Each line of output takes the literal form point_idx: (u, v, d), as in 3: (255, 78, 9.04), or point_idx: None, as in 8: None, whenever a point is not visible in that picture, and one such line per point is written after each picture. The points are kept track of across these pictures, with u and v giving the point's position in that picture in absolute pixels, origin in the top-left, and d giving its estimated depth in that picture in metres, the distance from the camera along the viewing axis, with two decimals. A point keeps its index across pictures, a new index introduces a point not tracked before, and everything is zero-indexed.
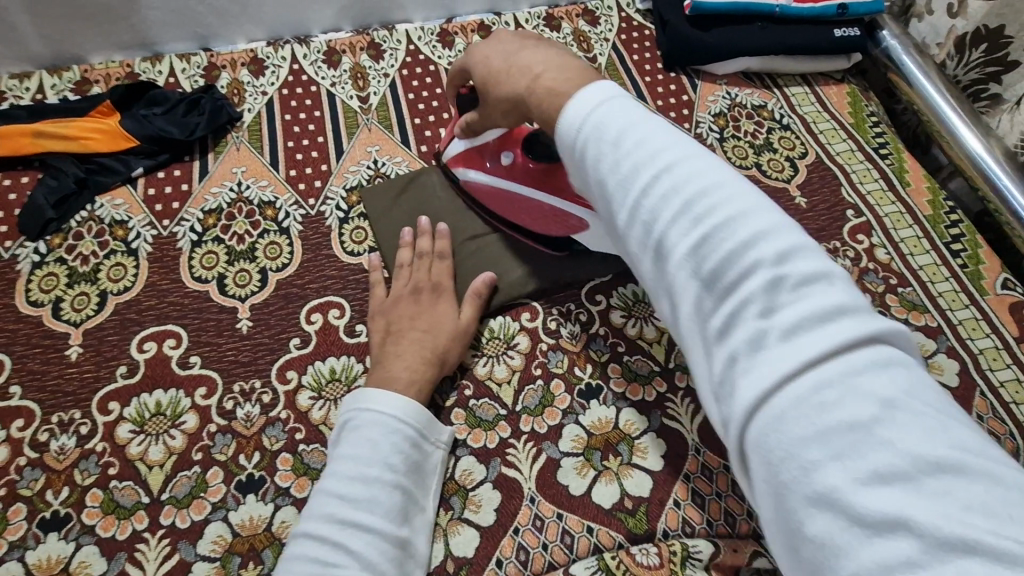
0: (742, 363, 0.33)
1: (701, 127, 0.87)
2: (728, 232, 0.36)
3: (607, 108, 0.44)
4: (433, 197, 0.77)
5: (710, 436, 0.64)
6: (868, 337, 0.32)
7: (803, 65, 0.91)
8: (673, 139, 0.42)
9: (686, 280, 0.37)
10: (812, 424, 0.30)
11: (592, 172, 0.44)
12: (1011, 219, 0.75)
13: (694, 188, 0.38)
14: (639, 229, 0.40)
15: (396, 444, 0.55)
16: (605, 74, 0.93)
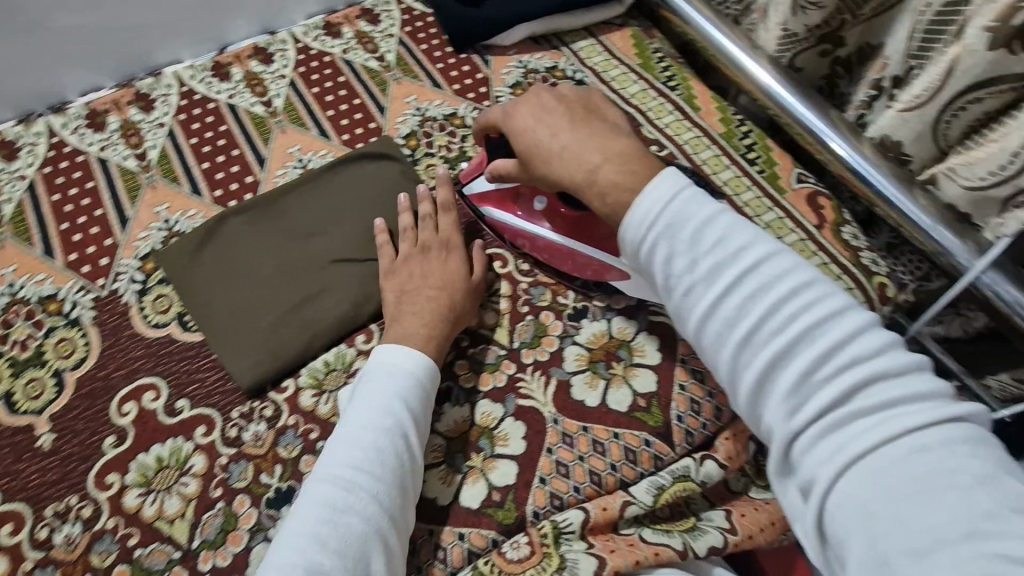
0: (841, 416, 0.43)
1: (500, 102, 0.87)
2: (802, 318, 0.46)
3: (681, 203, 0.51)
4: (239, 243, 0.71)
5: (565, 402, 0.64)
6: (958, 416, 0.41)
7: (583, 18, 0.93)
8: (742, 235, 0.50)
9: (757, 355, 0.47)
10: (851, 455, 0.42)
11: (656, 262, 0.52)
12: (788, 119, 0.76)
13: (799, 289, 0.47)
14: (714, 318, 0.49)
15: (404, 397, 0.57)
16: (396, 70, 0.90)
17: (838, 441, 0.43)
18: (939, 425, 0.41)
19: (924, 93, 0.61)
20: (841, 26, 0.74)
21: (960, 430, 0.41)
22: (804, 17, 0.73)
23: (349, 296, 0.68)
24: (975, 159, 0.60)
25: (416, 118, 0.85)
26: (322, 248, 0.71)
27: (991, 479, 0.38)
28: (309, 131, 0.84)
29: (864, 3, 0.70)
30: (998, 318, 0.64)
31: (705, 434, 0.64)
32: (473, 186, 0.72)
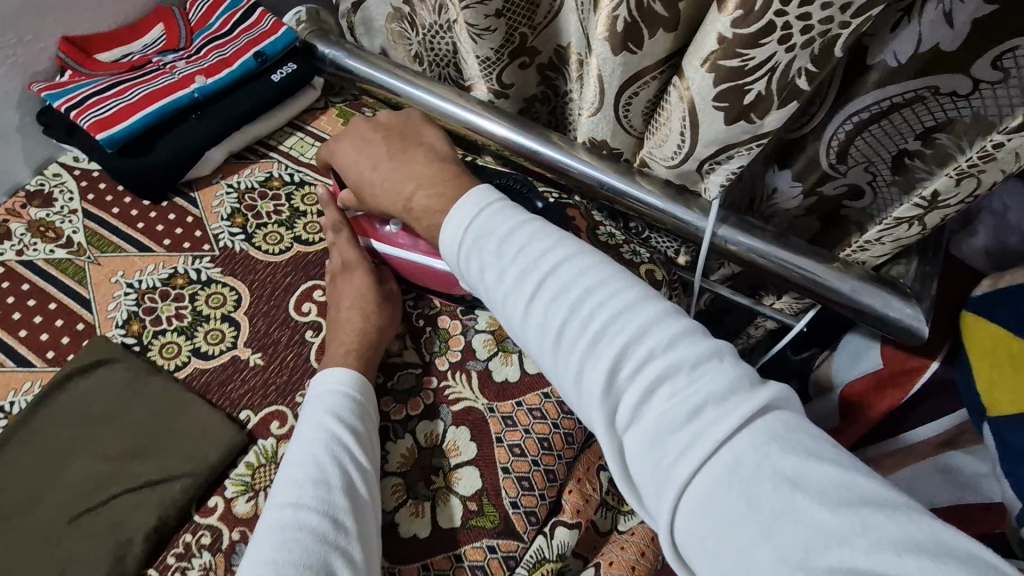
0: (656, 410, 0.44)
1: (222, 242, 0.69)
2: (612, 321, 0.47)
3: (485, 219, 0.52)
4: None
5: (395, 547, 0.59)
6: (759, 406, 0.43)
7: (261, 126, 0.74)
8: (554, 244, 0.50)
9: (572, 360, 0.48)
10: (670, 452, 0.43)
11: (474, 275, 0.52)
12: (515, 156, 0.67)
13: (597, 295, 0.48)
14: (530, 325, 0.50)
15: (342, 407, 0.57)
16: (90, 251, 0.68)
17: (654, 437, 0.44)
18: (745, 423, 0.42)
19: (594, 101, 0.57)
20: (525, 39, 0.62)
21: (764, 423, 0.43)
22: (484, 44, 0.61)
23: (96, 561, 0.52)
24: (660, 140, 0.58)
25: None
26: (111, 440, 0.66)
27: (797, 474, 0.40)
28: None
29: (534, 13, 0.60)
30: (749, 267, 0.66)
31: (546, 504, 0.62)
32: None
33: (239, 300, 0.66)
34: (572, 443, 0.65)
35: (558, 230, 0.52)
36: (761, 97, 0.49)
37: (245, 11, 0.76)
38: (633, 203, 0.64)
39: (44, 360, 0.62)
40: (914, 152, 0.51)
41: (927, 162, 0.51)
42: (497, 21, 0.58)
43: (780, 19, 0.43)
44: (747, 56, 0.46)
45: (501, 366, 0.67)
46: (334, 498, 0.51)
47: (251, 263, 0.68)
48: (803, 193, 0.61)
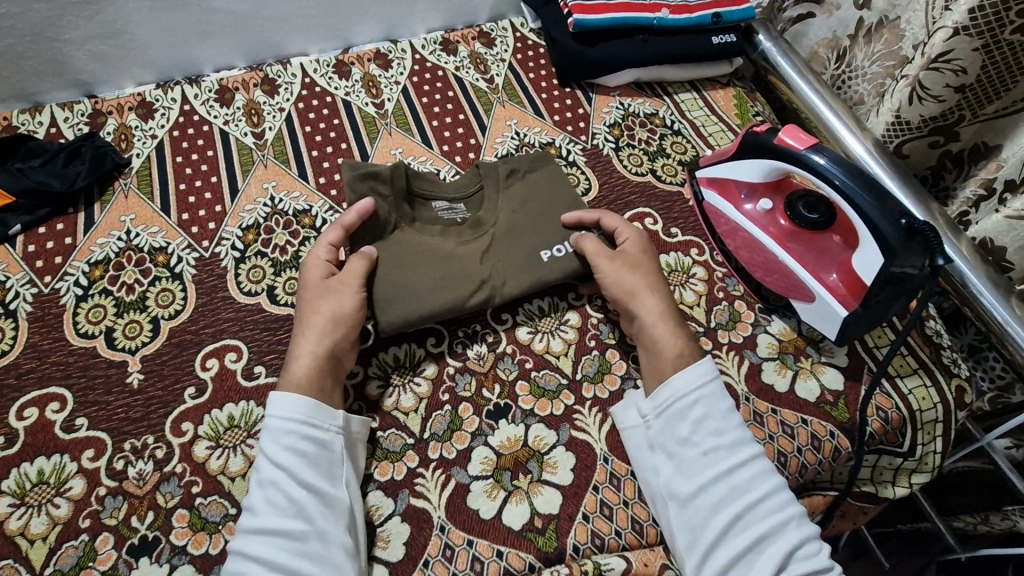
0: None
1: (597, 139, 0.90)
2: (775, 526, 0.55)
3: (702, 397, 0.60)
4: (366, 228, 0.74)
5: (618, 443, 0.65)
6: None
7: (688, 73, 0.95)
8: (750, 444, 0.59)
9: (734, 540, 0.55)
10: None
11: (676, 440, 0.59)
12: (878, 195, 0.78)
13: (772, 493, 0.56)
14: (708, 493, 0.56)
15: (294, 448, 0.56)
16: (502, 93, 0.94)
17: None
18: None
19: None
20: (958, 121, 0.73)
21: None
22: (921, 107, 0.73)
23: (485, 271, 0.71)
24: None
25: (514, 142, 0.89)
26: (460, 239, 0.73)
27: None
28: (412, 137, 0.89)
29: (988, 103, 0.70)
30: None
31: None
32: (709, 170, 0.78)
33: (589, 181, 0.85)
34: (802, 476, 0.65)
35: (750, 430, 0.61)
36: None
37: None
38: (981, 306, 0.69)
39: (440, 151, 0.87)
40: None
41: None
42: (952, 94, 0.70)
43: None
44: None
45: (772, 372, 0.70)
46: (331, 503, 0.56)
47: (613, 167, 0.87)
48: None
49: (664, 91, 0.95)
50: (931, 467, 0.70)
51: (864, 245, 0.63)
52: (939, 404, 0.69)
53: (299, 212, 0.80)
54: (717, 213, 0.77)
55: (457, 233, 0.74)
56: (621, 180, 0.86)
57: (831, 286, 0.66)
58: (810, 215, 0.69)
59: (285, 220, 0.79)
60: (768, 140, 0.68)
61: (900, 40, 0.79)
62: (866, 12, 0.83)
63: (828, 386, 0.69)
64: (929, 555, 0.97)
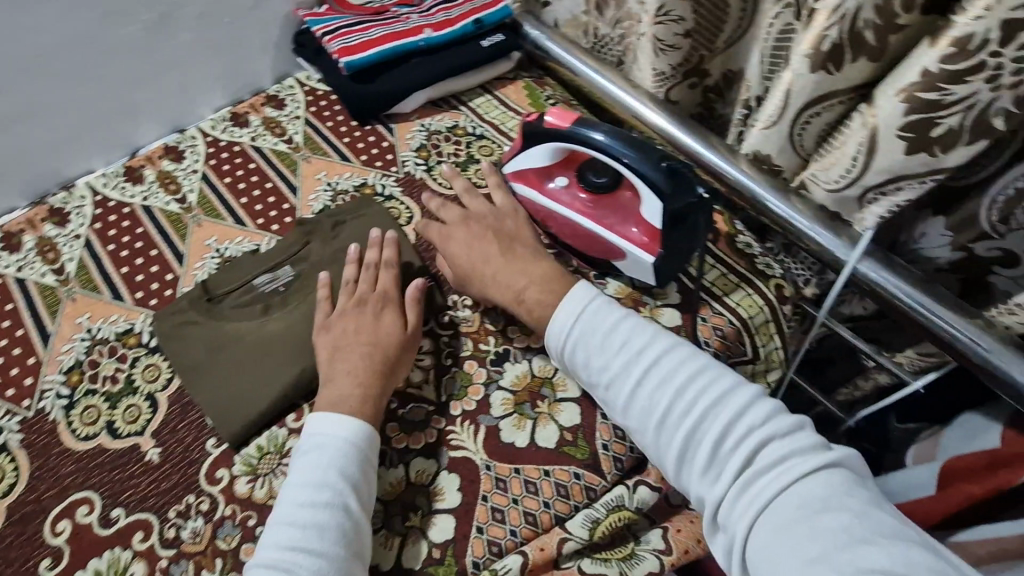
0: (747, 474, 0.55)
1: (407, 166, 0.91)
2: (708, 405, 0.58)
3: (586, 322, 0.65)
4: (186, 343, 0.73)
5: (496, 448, 0.67)
6: (824, 462, 0.54)
7: (475, 78, 0.98)
8: (656, 340, 0.63)
9: (676, 431, 0.59)
10: (761, 497, 0.54)
11: (588, 370, 0.64)
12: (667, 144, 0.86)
13: (694, 380, 0.60)
14: (636, 406, 0.61)
15: (336, 467, 0.59)
16: (305, 150, 0.94)
17: (749, 486, 0.55)
18: (816, 472, 0.53)
19: (775, 114, 0.68)
20: (702, 59, 0.82)
21: (834, 475, 0.54)
22: (665, 58, 0.81)
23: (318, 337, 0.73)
24: (833, 160, 0.65)
25: (327, 194, 0.89)
26: (286, 315, 0.75)
27: (831, 483, 0.53)
28: (224, 221, 0.87)
29: (716, 39, 0.79)
30: (881, 302, 0.72)
31: (633, 456, 0.67)
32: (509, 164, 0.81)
33: (409, 209, 0.87)
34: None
35: (658, 327, 0.64)
36: (950, 132, 0.52)
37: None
38: (775, 215, 0.76)
39: (256, 224, 0.86)
40: None
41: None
42: (682, 40, 0.78)
43: (994, 60, 0.46)
44: (947, 91, 0.50)
45: None
46: (353, 521, 0.58)
47: (428, 188, 0.89)
48: (952, 245, 0.69)
49: (459, 101, 0.99)
50: (779, 362, 0.77)
51: (645, 196, 0.68)
52: (764, 306, 0.76)
53: (122, 334, 0.76)
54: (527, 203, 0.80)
55: (281, 310, 0.75)
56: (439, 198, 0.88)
57: (635, 239, 0.71)
58: (599, 180, 0.74)
59: (109, 348, 0.75)
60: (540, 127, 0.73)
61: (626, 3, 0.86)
62: None
63: (669, 324, 0.74)
64: (833, 433, 1.04)
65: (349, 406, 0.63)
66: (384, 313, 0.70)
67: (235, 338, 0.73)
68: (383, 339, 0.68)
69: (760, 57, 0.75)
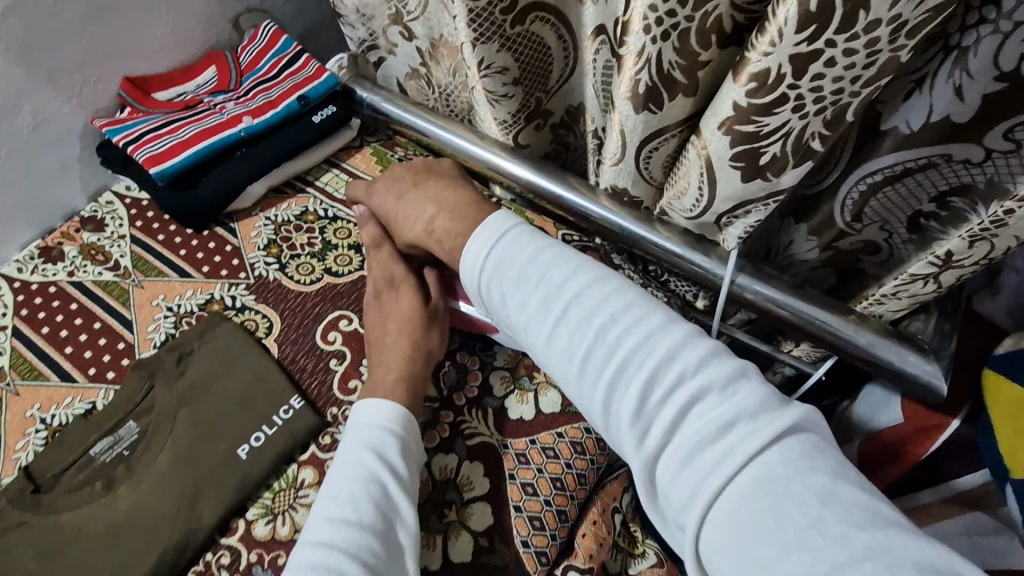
0: (691, 432, 0.47)
1: (258, 269, 0.82)
2: (636, 349, 0.50)
3: (501, 252, 0.57)
4: (5, 553, 0.60)
5: None
6: (782, 424, 0.46)
7: (315, 156, 0.90)
8: (578, 275, 0.54)
9: (599, 380, 0.51)
10: (703, 467, 0.46)
11: (504, 307, 0.56)
12: (529, 192, 0.82)
13: (621, 321, 0.51)
14: (555, 351, 0.53)
15: (383, 446, 0.59)
16: (135, 273, 0.82)
17: (686, 448, 0.47)
18: (771, 439, 0.45)
19: (618, 152, 0.67)
20: (541, 100, 0.79)
21: (793, 443, 0.46)
22: (502, 108, 0.77)
23: (176, 504, 0.63)
24: (681, 190, 0.65)
25: (170, 320, 0.78)
26: (133, 484, 0.64)
27: (795, 455, 0.45)
28: (48, 381, 0.74)
29: (549, 79, 0.76)
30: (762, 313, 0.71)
31: (557, 545, 0.63)
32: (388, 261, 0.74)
33: (268, 317, 0.78)
34: (585, 484, 0.66)
35: (582, 260, 0.56)
36: (775, 159, 0.52)
37: (293, 57, 0.93)
38: (647, 245, 0.74)
39: (87, 376, 0.74)
40: (930, 213, 0.59)
41: (943, 222, 0.58)
42: (513, 88, 0.74)
43: (793, 92, 0.45)
44: (762, 123, 0.49)
45: (516, 405, 0.69)
46: (393, 510, 0.56)
47: (285, 289, 0.80)
48: (819, 246, 0.69)
49: (305, 182, 0.91)
50: None
51: None
52: None
53: None
54: None
55: (124, 480, 0.64)
56: (298, 298, 0.80)
57: None
58: None
59: None
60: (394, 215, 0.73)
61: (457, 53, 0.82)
62: (417, 42, 0.85)
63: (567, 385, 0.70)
64: None
65: (385, 390, 0.64)
66: (405, 290, 0.70)
67: (72, 531, 0.61)
68: (406, 320, 0.68)
69: (595, 92, 0.73)
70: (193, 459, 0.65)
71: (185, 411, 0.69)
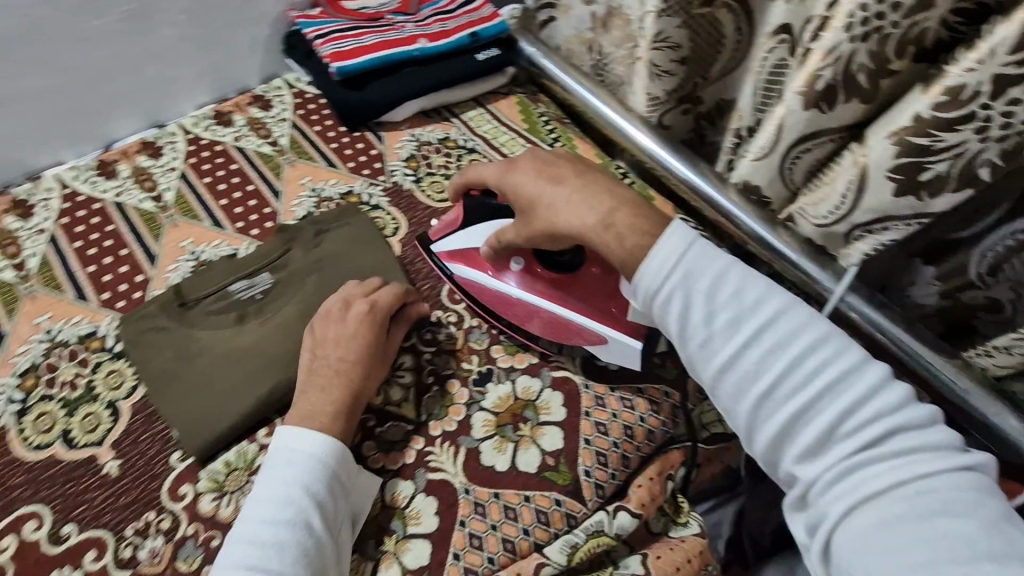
0: (869, 463, 0.47)
1: (396, 176, 0.89)
2: (826, 379, 0.49)
3: (688, 260, 0.54)
4: (150, 349, 0.70)
5: (476, 471, 0.65)
6: (964, 465, 0.46)
7: (468, 91, 0.97)
8: (768, 295, 0.53)
9: (779, 409, 0.50)
10: (879, 507, 0.46)
11: (678, 320, 0.53)
12: (660, 170, 0.86)
13: (815, 349, 0.50)
14: (735, 375, 0.52)
15: (285, 489, 0.55)
16: (290, 153, 0.91)
17: (864, 484, 0.47)
18: (951, 479, 0.45)
19: (767, 147, 0.69)
20: (696, 87, 0.83)
21: (968, 477, 0.46)
22: (661, 83, 0.81)
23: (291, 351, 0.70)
24: (822, 197, 0.67)
25: (312, 200, 0.87)
26: (260, 322, 0.72)
27: (973, 494, 0.44)
28: (202, 222, 0.83)
29: (711, 66, 0.80)
30: (860, 336, 0.74)
31: (615, 484, 0.66)
32: (444, 243, 0.74)
33: (397, 219, 0.85)
34: (652, 441, 0.69)
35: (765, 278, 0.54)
36: (937, 177, 0.55)
37: None
38: (763, 245, 0.77)
39: (235, 228, 0.83)
40: None
41: None
42: (678, 67, 0.79)
43: (984, 112, 0.49)
44: (937, 138, 0.52)
45: None
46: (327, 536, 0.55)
47: (416, 200, 0.87)
48: (940, 293, 0.71)
49: (452, 112, 0.97)
50: None
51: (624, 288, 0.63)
52: None
53: (85, 337, 0.72)
54: (466, 283, 0.73)
55: (253, 317, 0.73)
56: (427, 210, 0.86)
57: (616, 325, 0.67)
58: (560, 260, 0.67)
59: (70, 351, 0.71)
60: (488, 201, 0.71)
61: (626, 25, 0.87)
62: (595, 7, 0.90)
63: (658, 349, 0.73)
64: None
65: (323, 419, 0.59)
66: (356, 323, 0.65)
67: (203, 347, 0.70)
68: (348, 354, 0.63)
69: (754, 90, 0.76)
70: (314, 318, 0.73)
71: (314, 276, 0.76)
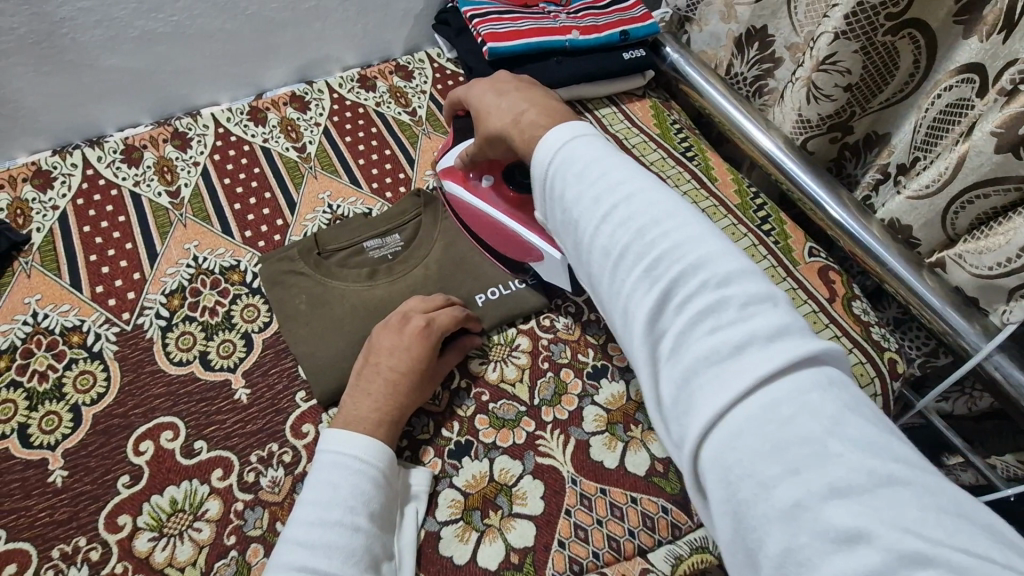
0: (709, 357, 0.37)
1: None
2: (657, 258, 0.42)
3: (575, 150, 0.49)
4: (281, 294, 0.73)
5: (584, 464, 0.65)
6: (808, 355, 0.36)
7: (606, 89, 0.97)
8: (632, 182, 0.46)
9: (634, 270, 0.43)
10: (713, 379, 0.37)
11: (562, 206, 0.49)
12: (798, 193, 0.82)
13: (653, 225, 0.43)
14: (596, 243, 0.46)
15: (353, 486, 0.55)
16: (426, 125, 0.94)
17: (689, 361, 0.38)
18: (790, 375, 0.35)
19: (934, 182, 0.69)
20: (851, 116, 0.80)
21: (809, 377, 0.35)
22: (818, 107, 0.79)
23: None
24: (988, 247, 0.66)
25: None
26: (387, 281, 0.74)
27: (866, 444, 0.32)
28: (340, 178, 0.87)
29: (874, 97, 0.77)
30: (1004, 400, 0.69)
31: None
32: (444, 163, 0.77)
33: None
34: None
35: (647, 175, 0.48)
36: None
37: None
38: (904, 288, 0.73)
39: (370, 189, 0.86)
40: None
41: None
42: (841, 92, 0.76)
43: None
44: None
45: None
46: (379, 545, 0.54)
47: None
48: None
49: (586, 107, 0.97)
50: None
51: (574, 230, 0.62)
52: (875, 379, 0.73)
53: (227, 269, 0.76)
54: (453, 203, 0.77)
55: (379, 275, 0.74)
56: None
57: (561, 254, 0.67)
58: None
59: (212, 280, 0.75)
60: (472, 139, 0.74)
61: (771, 45, 0.87)
62: (734, 25, 0.91)
63: None
64: None
65: (365, 426, 0.59)
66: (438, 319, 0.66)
67: (331, 299, 0.72)
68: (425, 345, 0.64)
69: (916, 127, 0.73)
70: (437, 286, 0.74)
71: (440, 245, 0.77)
